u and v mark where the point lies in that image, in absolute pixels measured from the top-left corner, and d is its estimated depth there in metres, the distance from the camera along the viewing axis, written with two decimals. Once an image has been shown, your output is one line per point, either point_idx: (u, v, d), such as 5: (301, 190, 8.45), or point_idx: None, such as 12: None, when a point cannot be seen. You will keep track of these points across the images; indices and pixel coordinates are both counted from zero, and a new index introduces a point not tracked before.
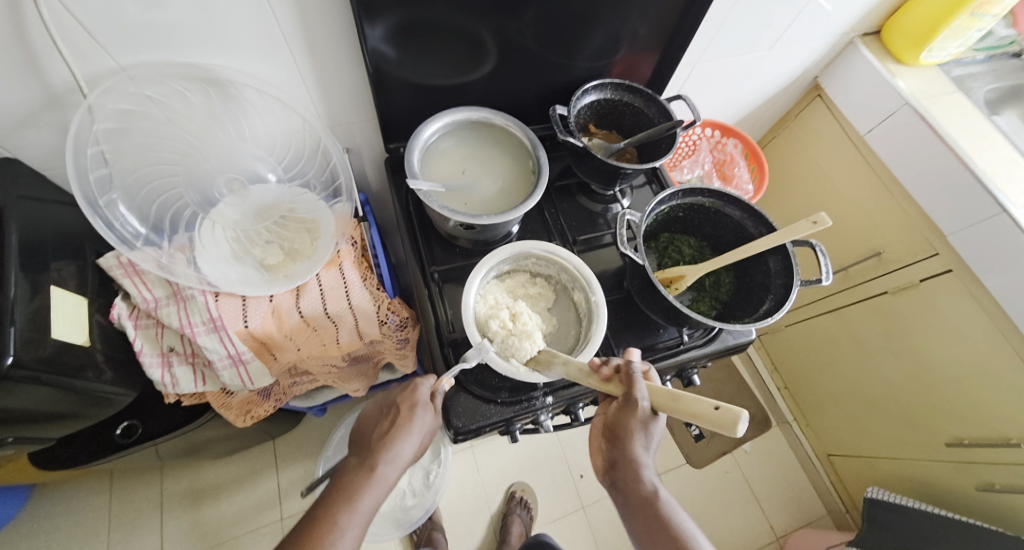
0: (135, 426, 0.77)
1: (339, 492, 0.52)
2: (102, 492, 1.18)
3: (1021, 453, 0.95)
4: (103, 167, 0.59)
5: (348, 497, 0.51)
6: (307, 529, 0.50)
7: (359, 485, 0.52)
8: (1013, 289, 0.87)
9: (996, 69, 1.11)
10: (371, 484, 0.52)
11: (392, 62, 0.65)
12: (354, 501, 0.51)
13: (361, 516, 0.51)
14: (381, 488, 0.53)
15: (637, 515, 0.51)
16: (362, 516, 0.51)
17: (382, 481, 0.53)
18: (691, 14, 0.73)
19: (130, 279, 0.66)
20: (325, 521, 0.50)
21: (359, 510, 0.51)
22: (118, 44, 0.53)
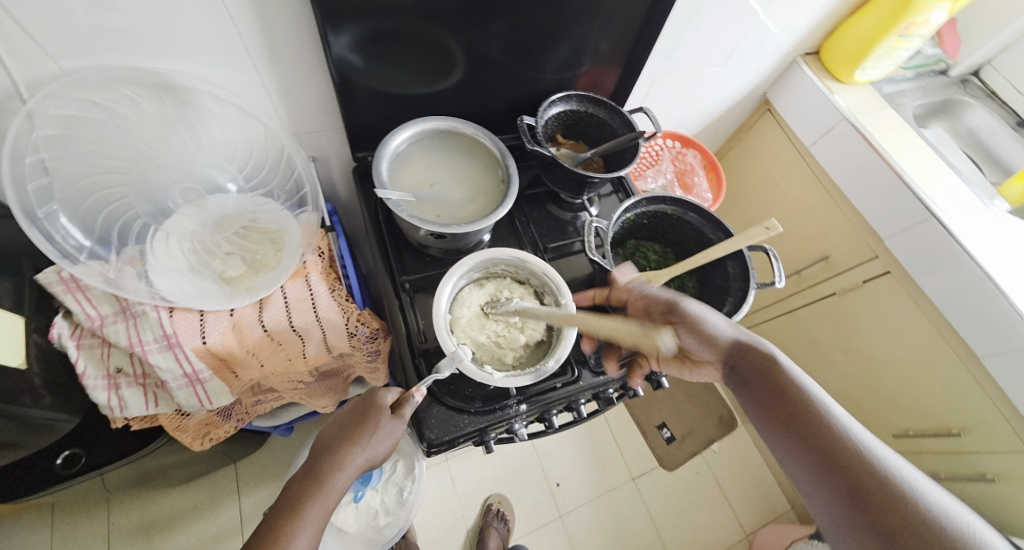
0: (79, 455, 0.70)
1: (287, 505, 0.50)
2: (40, 530, 1.08)
3: (963, 442, 1.02)
4: (43, 176, 0.55)
5: (295, 510, 0.50)
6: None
7: (308, 497, 0.50)
8: (943, 288, 0.95)
9: (923, 86, 1.22)
10: (321, 498, 0.51)
11: (358, 70, 0.65)
12: (302, 514, 0.49)
13: (307, 527, 0.49)
14: (332, 497, 0.52)
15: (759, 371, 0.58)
16: (309, 529, 0.49)
17: (330, 493, 0.51)
18: (648, 32, 0.76)
19: (72, 296, 0.60)
20: (272, 537, 0.48)
21: (306, 523, 0.49)
22: (61, 48, 0.50)
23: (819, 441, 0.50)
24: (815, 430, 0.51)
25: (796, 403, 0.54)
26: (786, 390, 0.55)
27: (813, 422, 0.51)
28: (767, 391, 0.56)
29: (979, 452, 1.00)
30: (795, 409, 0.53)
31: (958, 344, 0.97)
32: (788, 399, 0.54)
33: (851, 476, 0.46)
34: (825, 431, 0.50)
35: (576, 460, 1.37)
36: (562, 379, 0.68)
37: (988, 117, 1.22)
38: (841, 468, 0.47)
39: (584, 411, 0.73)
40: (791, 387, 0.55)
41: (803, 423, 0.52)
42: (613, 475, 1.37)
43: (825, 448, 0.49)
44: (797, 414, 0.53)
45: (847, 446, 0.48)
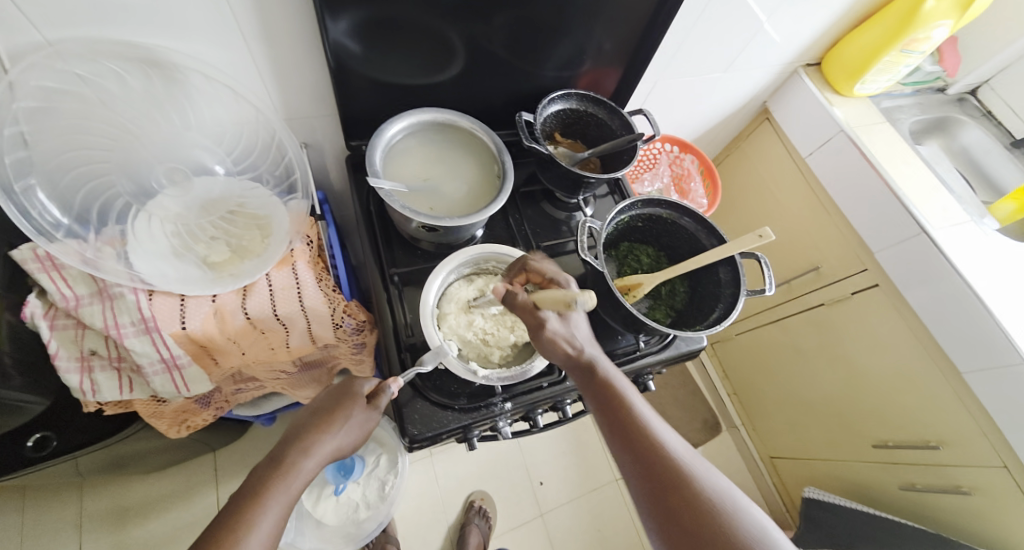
0: (50, 438, 0.68)
1: (248, 488, 0.47)
2: (10, 512, 1.06)
3: (940, 454, 1.03)
4: (21, 149, 0.53)
5: (257, 493, 0.46)
6: (207, 541, 0.43)
7: (272, 480, 0.47)
8: (930, 303, 0.96)
9: (920, 103, 1.23)
10: (286, 480, 0.48)
11: (355, 57, 0.63)
12: (265, 496, 0.46)
13: (274, 510, 0.46)
14: (297, 483, 0.49)
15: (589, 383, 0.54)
16: (272, 512, 0.45)
17: (297, 475, 0.49)
18: (652, 34, 0.76)
19: (47, 274, 0.58)
20: (229, 523, 0.44)
21: (269, 504, 0.46)
22: (44, 16, 0.48)
23: (663, 479, 0.47)
24: (657, 466, 0.47)
25: (636, 435, 0.50)
26: (620, 413, 0.52)
27: (658, 460, 0.48)
28: (613, 419, 0.52)
29: (956, 465, 1.01)
30: (637, 439, 0.50)
31: (941, 359, 0.98)
32: (625, 425, 0.51)
33: (690, 518, 0.44)
34: (669, 470, 0.47)
35: (560, 460, 1.37)
36: (548, 379, 0.67)
37: (982, 136, 1.23)
38: (679, 511, 0.44)
39: (569, 412, 0.72)
40: (625, 413, 0.52)
41: (650, 458, 0.48)
42: (596, 476, 1.37)
43: (665, 488, 0.46)
44: (641, 445, 0.49)
45: (694, 487, 0.46)
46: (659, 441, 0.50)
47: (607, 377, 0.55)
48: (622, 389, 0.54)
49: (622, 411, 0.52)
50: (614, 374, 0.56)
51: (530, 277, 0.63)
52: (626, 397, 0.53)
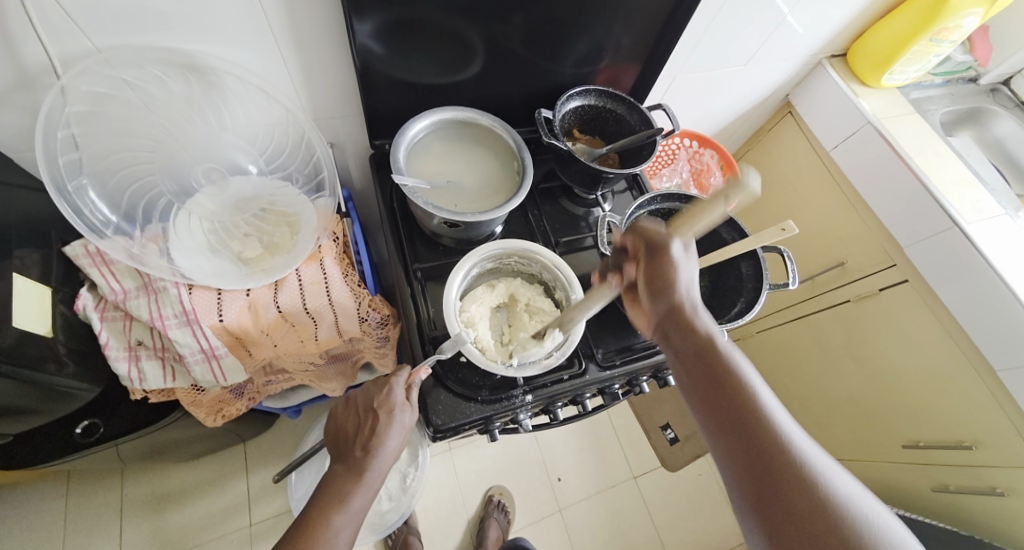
0: (97, 425, 0.73)
1: (330, 497, 0.53)
2: (57, 496, 1.12)
3: (973, 455, 1.00)
4: (73, 151, 0.57)
5: (338, 502, 0.53)
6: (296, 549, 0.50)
7: (348, 490, 0.53)
8: (963, 299, 0.93)
9: (951, 93, 1.19)
10: (361, 489, 0.54)
11: (380, 59, 0.65)
12: (345, 503, 0.53)
13: (352, 515, 0.53)
14: (370, 490, 0.55)
15: (678, 323, 0.52)
16: (351, 517, 0.53)
17: (370, 484, 0.55)
18: (671, 29, 0.76)
19: (97, 269, 0.63)
20: (316, 530, 0.51)
21: (350, 511, 0.53)
22: (96, 26, 0.51)
23: (758, 449, 0.43)
24: (758, 439, 0.43)
25: (733, 394, 0.47)
26: (709, 356, 0.50)
27: (767, 443, 0.42)
28: (709, 385, 0.48)
29: (992, 466, 0.98)
30: (736, 406, 0.46)
31: (976, 359, 0.95)
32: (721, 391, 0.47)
33: (787, 489, 0.40)
34: (769, 439, 0.43)
35: (578, 456, 1.38)
36: (568, 372, 0.68)
37: (1016, 127, 1.19)
38: (777, 483, 0.41)
39: (589, 405, 0.73)
40: (737, 390, 0.47)
41: (746, 427, 0.44)
42: (614, 473, 1.37)
43: (763, 456, 0.42)
44: (735, 410, 0.45)
45: (796, 462, 0.41)
46: (772, 420, 0.44)
47: (711, 339, 0.51)
48: (727, 354, 0.50)
49: (722, 378, 0.48)
50: (720, 339, 0.51)
51: None
52: (730, 361, 0.49)
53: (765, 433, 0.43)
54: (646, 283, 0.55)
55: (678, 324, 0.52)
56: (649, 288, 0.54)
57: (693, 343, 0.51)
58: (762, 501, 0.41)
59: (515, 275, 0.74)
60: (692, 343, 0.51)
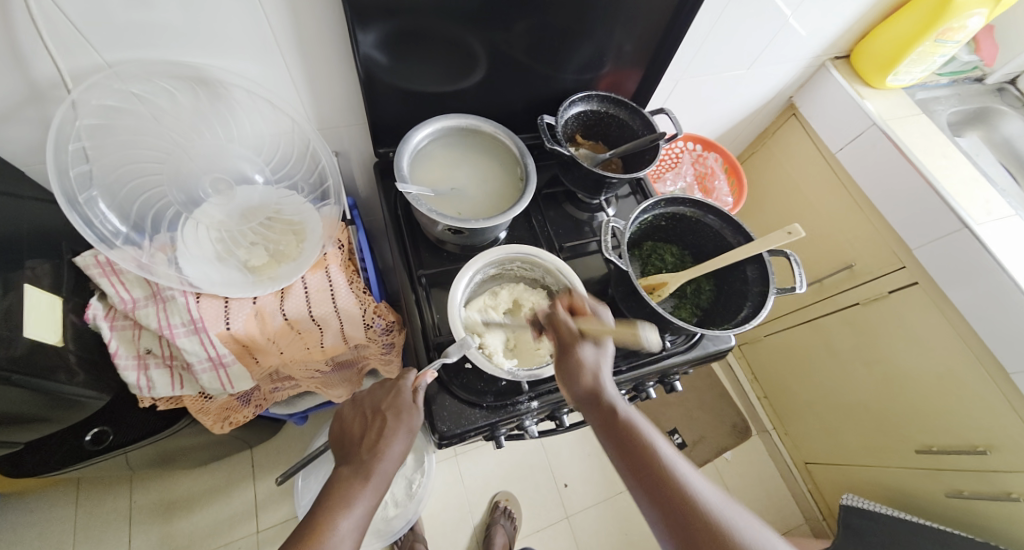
0: (107, 433, 0.75)
1: (335, 500, 0.52)
2: (66, 504, 1.13)
3: (987, 460, 0.98)
4: (84, 163, 0.58)
5: (343, 505, 0.52)
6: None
7: (355, 493, 0.53)
8: (974, 301, 0.92)
9: (957, 94, 1.18)
10: (367, 492, 0.53)
11: (383, 68, 0.66)
12: (350, 507, 0.51)
13: (356, 520, 0.51)
14: (375, 493, 0.54)
15: (592, 403, 0.55)
16: (356, 522, 0.51)
17: (376, 488, 0.54)
18: (672, 34, 0.76)
19: (108, 278, 0.64)
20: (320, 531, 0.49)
21: (355, 515, 0.51)
22: (105, 41, 0.52)
23: (688, 532, 0.44)
24: (691, 525, 0.44)
25: (651, 470, 0.49)
26: (622, 433, 0.52)
27: (689, 520, 0.45)
28: (635, 471, 0.49)
29: (1007, 472, 0.96)
30: (664, 493, 0.47)
31: (988, 362, 0.93)
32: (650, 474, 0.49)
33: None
34: (699, 521, 0.45)
35: (585, 462, 1.37)
36: None
37: None
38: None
39: None
40: (652, 462, 0.49)
41: (670, 508, 0.46)
42: (621, 479, 1.36)
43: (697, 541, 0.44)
44: (663, 492, 0.47)
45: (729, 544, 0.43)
46: (691, 491, 0.47)
47: (623, 418, 0.52)
48: (646, 433, 0.51)
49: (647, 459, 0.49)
50: (635, 416, 0.53)
51: (574, 302, 0.63)
52: (652, 442, 0.50)
53: (698, 519, 0.45)
54: (561, 375, 0.57)
55: (598, 410, 0.54)
56: (563, 380, 0.57)
57: (609, 423, 0.53)
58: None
59: (518, 281, 0.74)
60: (603, 423, 0.53)
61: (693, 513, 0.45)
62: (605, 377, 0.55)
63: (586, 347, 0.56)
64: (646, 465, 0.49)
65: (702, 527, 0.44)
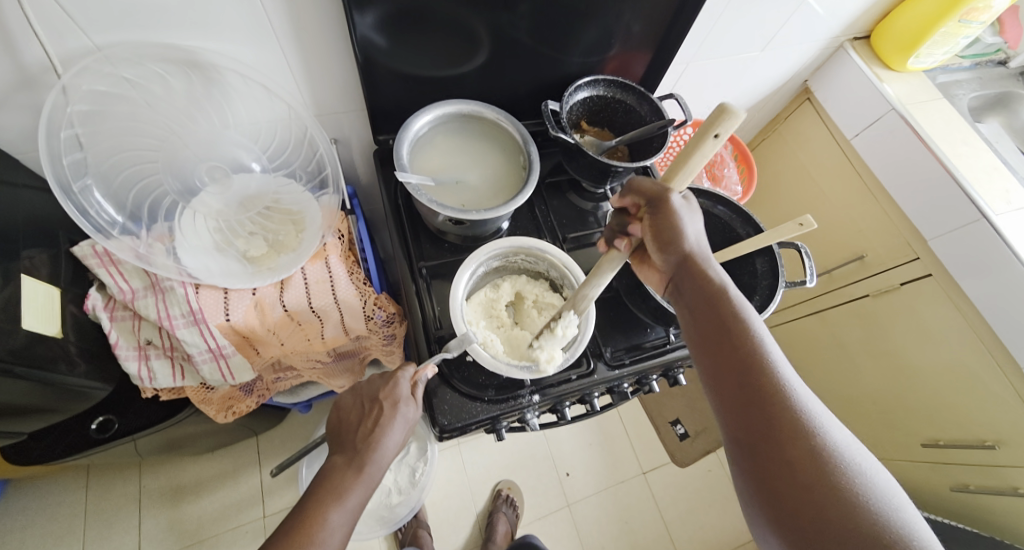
0: (111, 421, 0.75)
1: (326, 492, 0.52)
2: (76, 488, 1.15)
3: (996, 455, 0.97)
4: (77, 150, 0.57)
5: (335, 497, 0.52)
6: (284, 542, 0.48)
7: (347, 484, 0.52)
8: (988, 293, 0.90)
9: (979, 77, 1.14)
10: (359, 484, 0.53)
11: (383, 51, 0.64)
12: (342, 499, 0.51)
13: (348, 512, 0.52)
14: (368, 485, 0.54)
15: (689, 268, 0.54)
16: (348, 514, 0.51)
17: (368, 481, 0.54)
18: (684, 14, 0.73)
19: (106, 269, 0.63)
20: (313, 519, 0.50)
21: (347, 508, 0.51)
22: (95, 24, 0.51)
23: (764, 398, 0.43)
24: (767, 397, 0.43)
25: (739, 339, 0.48)
26: (720, 301, 0.51)
27: (764, 388, 0.44)
28: (717, 331, 0.49)
29: (1016, 466, 0.94)
30: (742, 352, 0.47)
31: (1000, 354, 0.91)
32: (732, 339, 0.48)
33: (781, 425, 0.42)
34: (769, 383, 0.44)
35: (587, 451, 1.37)
36: (576, 371, 0.67)
37: None
38: (772, 423, 0.42)
39: (597, 405, 0.72)
40: (741, 333, 0.48)
41: (748, 373, 0.45)
42: (623, 468, 1.36)
43: (762, 400, 0.43)
44: (737, 355, 0.47)
45: (794, 404, 0.43)
46: (776, 367, 0.45)
47: (722, 293, 0.51)
48: (740, 306, 0.51)
49: (731, 326, 0.49)
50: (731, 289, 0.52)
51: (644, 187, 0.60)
52: (742, 313, 0.50)
53: (773, 390, 0.44)
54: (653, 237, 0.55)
55: (696, 279, 0.53)
56: (656, 241, 0.55)
57: (704, 290, 0.52)
58: (753, 437, 0.43)
59: (521, 273, 0.72)
60: (697, 289, 0.53)
61: (769, 384, 0.44)
62: (700, 245, 0.54)
63: (679, 198, 0.53)
64: (733, 334, 0.48)
65: (775, 397, 0.43)
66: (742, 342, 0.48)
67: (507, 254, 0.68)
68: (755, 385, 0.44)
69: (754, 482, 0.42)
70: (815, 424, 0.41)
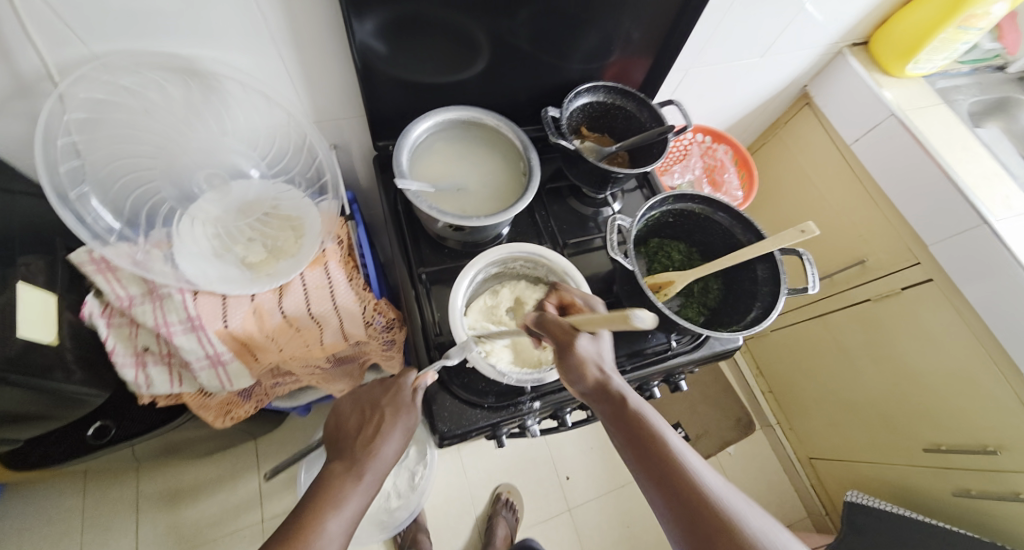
0: (109, 427, 0.75)
1: (324, 499, 0.51)
2: (73, 492, 1.14)
3: (997, 460, 0.97)
4: (74, 158, 0.57)
5: (333, 504, 0.50)
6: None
7: (346, 492, 0.51)
8: (989, 299, 0.89)
9: (979, 82, 1.14)
10: (359, 491, 0.52)
11: (382, 58, 0.64)
12: (340, 506, 0.50)
13: (346, 520, 0.50)
14: (367, 492, 0.53)
15: (599, 392, 0.52)
16: (346, 522, 0.50)
17: (367, 489, 0.53)
18: (684, 20, 0.72)
19: (103, 276, 0.62)
20: (310, 526, 0.48)
21: (345, 515, 0.50)
22: (91, 31, 0.50)
23: (689, 509, 0.42)
24: (692, 508, 0.42)
25: (653, 449, 0.47)
26: (628, 414, 0.50)
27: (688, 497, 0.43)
28: (635, 448, 0.48)
29: (1017, 472, 0.94)
30: (657, 462, 0.46)
31: (1001, 360, 0.91)
32: (649, 451, 0.47)
33: (713, 533, 0.40)
34: (692, 489, 0.43)
35: (587, 455, 1.36)
36: None
37: None
38: (706, 535, 0.40)
39: None
40: (656, 442, 0.47)
41: (672, 484, 0.44)
42: (624, 472, 1.36)
43: (691, 513, 0.42)
44: (657, 465, 0.46)
45: (711, 502, 0.42)
46: (693, 473, 0.44)
47: (633, 408, 0.50)
48: (649, 416, 0.50)
49: (646, 438, 0.48)
50: (639, 400, 0.51)
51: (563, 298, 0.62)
52: (648, 419, 0.49)
53: (696, 497, 0.42)
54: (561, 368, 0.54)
55: (607, 400, 0.51)
56: (563, 375, 0.54)
57: (614, 408, 0.51)
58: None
59: (520, 279, 0.72)
60: (607, 407, 0.51)
61: (691, 493, 0.43)
62: (609, 366, 0.54)
63: (585, 338, 0.53)
64: (647, 443, 0.47)
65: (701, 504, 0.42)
66: (655, 451, 0.47)
67: (505, 260, 0.68)
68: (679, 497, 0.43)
69: None
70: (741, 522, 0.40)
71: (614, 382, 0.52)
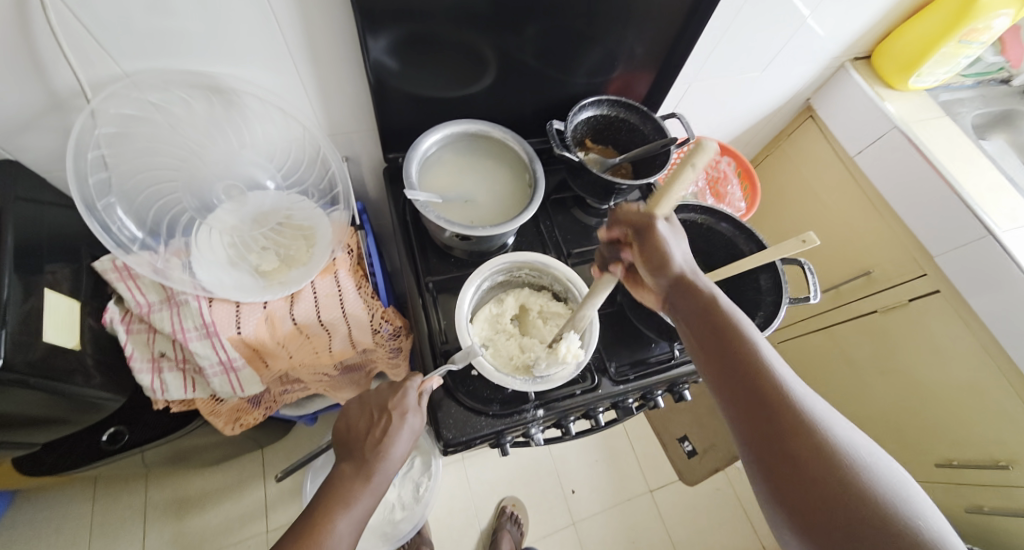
0: (122, 432, 0.77)
1: (334, 499, 0.53)
2: (84, 499, 1.16)
3: (1010, 475, 0.95)
4: (102, 171, 0.60)
5: (343, 504, 0.52)
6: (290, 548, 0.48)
7: (355, 492, 0.53)
8: (997, 310, 0.89)
9: (982, 95, 1.15)
10: (367, 492, 0.54)
11: (394, 74, 0.66)
12: (349, 507, 0.52)
13: (354, 520, 0.52)
14: (375, 493, 0.54)
15: (681, 281, 0.52)
16: (354, 523, 0.52)
17: (375, 490, 0.54)
18: (686, 36, 0.75)
19: (124, 283, 0.65)
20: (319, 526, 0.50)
21: (353, 515, 0.52)
22: (123, 51, 0.53)
23: (763, 399, 0.43)
24: (765, 398, 0.42)
25: (731, 343, 0.47)
26: (708, 307, 0.50)
27: (761, 389, 0.43)
28: (712, 340, 0.48)
29: None
30: (733, 355, 0.46)
31: (1011, 372, 0.90)
32: (738, 359, 0.46)
33: (785, 429, 0.40)
34: (768, 383, 0.43)
35: (593, 468, 1.36)
36: (581, 386, 0.67)
37: None
38: (777, 426, 0.41)
39: (602, 420, 0.71)
40: (734, 337, 0.47)
41: (746, 376, 0.44)
42: (629, 486, 1.35)
43: (763, 405, 0.42)
44: (732, 362, 0.46)
45: (795, 412, 0.41)
46: (769, 370, 0.44)
47: (716, 303, 0.50)
48: (732, 314, 0.49)
49: (725, 333, 0.48)
50: (723, 299, 0.51)
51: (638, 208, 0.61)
52: (736, 325, 0.48)
53: (768, 390, 0.43)
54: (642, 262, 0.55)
55: (687, 291, 0.52)
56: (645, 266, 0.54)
57: (695, 301, 0.51)
58: (770, 461, 0.40)
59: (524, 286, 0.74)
60: (688, 298, 0.52)
61: (765, 388, 0.43)
62: (687, 261, 0.53)
63: (665, 225, 0.53)
64: (725, 338, 0.48)
65: (775, 400, 0.42)
66: (733, 344, 0.47)
67: (511, 267, 0.69)
68: (752, 390, 0.43)
69: (769, 487, 0.40)
70: (818, 423, 0.40)
71: (698, 279, 0.52)
